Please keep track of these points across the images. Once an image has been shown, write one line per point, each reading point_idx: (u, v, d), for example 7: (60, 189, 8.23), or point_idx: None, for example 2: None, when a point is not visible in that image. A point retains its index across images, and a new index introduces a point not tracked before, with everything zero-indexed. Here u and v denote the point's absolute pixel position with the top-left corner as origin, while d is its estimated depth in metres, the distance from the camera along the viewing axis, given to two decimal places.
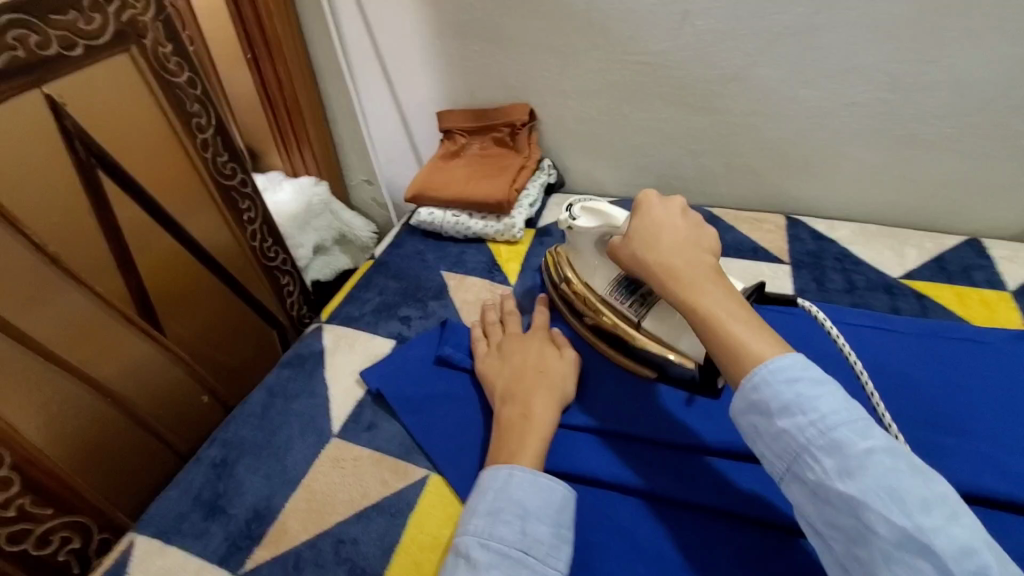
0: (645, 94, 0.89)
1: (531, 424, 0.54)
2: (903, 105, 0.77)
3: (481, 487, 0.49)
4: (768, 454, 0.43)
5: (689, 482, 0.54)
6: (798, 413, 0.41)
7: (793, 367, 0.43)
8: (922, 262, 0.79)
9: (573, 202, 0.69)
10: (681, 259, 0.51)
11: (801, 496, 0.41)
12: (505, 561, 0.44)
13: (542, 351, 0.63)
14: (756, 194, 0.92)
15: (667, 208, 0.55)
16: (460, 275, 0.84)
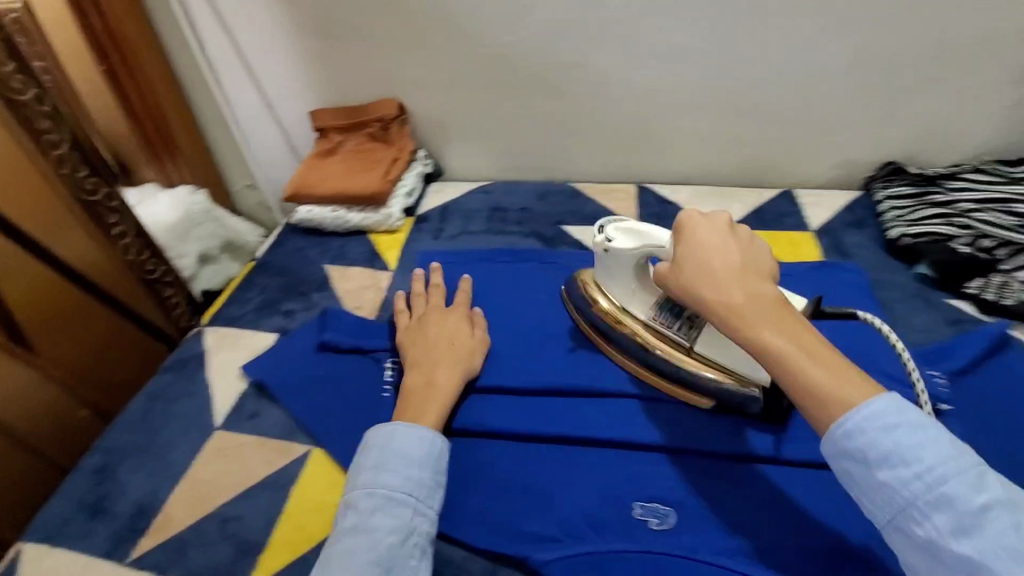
0: (501, 83, 0.96)
1: (434, 390, 0.61)
2: (712, 80, 0.89)
3: (372, 441, 0.55)
4: (866, 504, 0.42)
5: (539, 418, 0.63)
6: (901, 464, 0.40)
7: (889, 414, 0.41)
8: (744, 215, 0.92)
9: (603, 222, 0.65)
10: (744, 294, 0.47)
11: (908, 551, 0.40)
12: (386, 502, 0.51)
13: (459, 330, 0.68)
14: (612, 168, 1.02)
15: (712, 227, 0.52)
16: (342, 267, 0.88)
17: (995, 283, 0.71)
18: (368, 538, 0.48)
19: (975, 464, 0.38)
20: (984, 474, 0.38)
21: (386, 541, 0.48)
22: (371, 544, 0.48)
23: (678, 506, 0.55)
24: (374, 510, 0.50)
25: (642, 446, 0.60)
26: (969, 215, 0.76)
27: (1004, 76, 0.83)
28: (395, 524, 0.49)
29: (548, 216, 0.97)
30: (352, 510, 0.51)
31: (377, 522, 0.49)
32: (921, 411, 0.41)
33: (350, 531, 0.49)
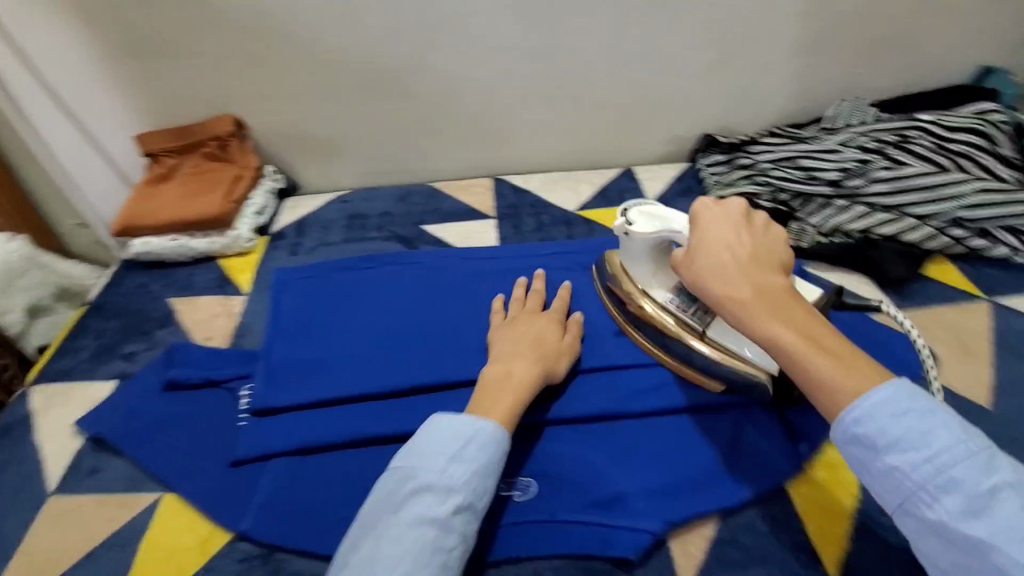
0: (344, 90, 0.95)
1: (511, 379, 0.57)
2: (544, 73, 0.95)
3: (465, 430, 0.51)
4: (874, 487, 0.43)
5: (381, 419, 0.62)
6: (910, 450, 0.40)
7: (895, 400, 0.41)
8: (591, 195, 0.99)
9: (625, 205, 0.63)
10: (753, 287, 0.48)
11: (915, 532, 0.41)
12: (469, 509, 0.48)
13: (548, 329, 0.65)
14: (467, 163, 1.05)
15: (722, 216, 0.54)
16: (190, 298, 0.83)
17: (794, 229, 0.82)
18: (442, 541, 0.46)
19: (984, 447, 0.39)
20: (993, 456, 0.39)
21: (454, 552, 0.46)
22: (443, 548, 0.45)
23: (539, 477, 0.57)
24: (458, 514, 0.47)
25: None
26: (768, 174, 0.86)
27: (784, 49, 0.97)
28: (464, 536, 0.47)
29: (408, 217, 0.97)
30: (432, 500, 0.47)
31: (452, 520, 0.47)
32: (928, 394, 0.42)
33: (427, 525, 0.46)
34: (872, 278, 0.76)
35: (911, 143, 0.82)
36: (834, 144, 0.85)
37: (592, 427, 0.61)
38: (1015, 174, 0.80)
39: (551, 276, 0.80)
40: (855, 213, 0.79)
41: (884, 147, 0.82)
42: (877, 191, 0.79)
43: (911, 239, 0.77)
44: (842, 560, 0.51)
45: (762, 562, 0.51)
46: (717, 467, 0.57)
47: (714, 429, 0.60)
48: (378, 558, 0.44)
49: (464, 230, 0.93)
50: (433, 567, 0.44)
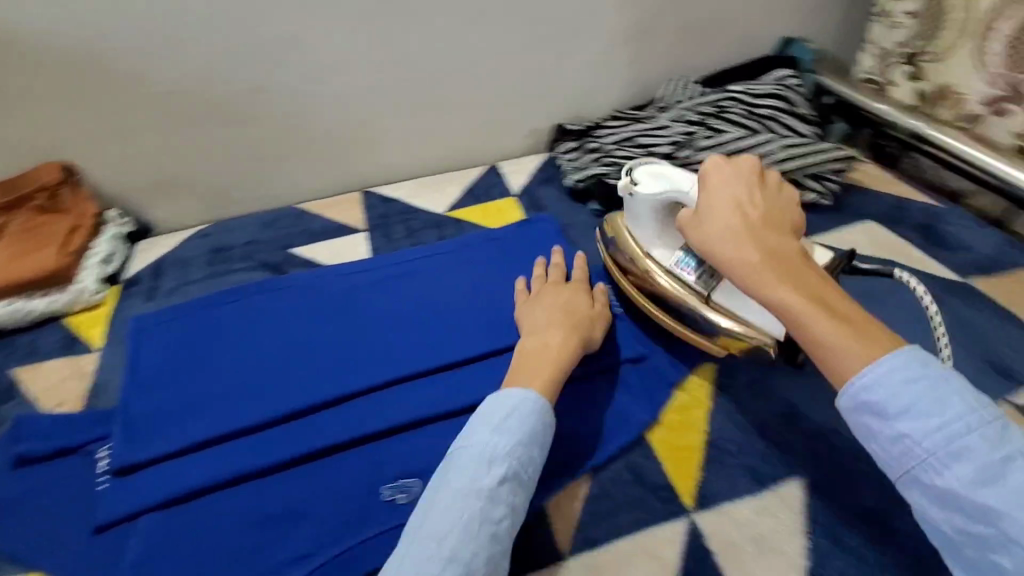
0: (185, 121, 0.91)
1: (546, 348, 0.61)
2: (393, 81, 0.96)
3: (507, 405, 0.54)
4: (882, 456, 0.45)
5: (257, 451, 0.61)
6: (921, 419, 0.43)
7: (908, 369, 0.44)
8: (459, 195, 1.01)
9: (633, 165, 0.68)
10: (761, 250, 0.53)
11: (923, 499, 0.43)
12: (516, 479, 0.50)
13: (579, 296, 0.69)
14: (332, 180, 1.04)
15: (731, 183, 0.59)
16: (34, 364, 0.76)
17: None
18: (489, 510, 0.48)
19: (997, 417, 0.42)
20: (1005, 427, 0.42)
21: (502, 523, 0.48)
22: (490, 519, 0.48)
23: (424, 475, 0.59)
24: (505, 485, 0.49)
25: (381, 435, 0.63)
26: (613, 154, 0.94)
27: (615, 38, 1.05)
28: (513, 507, 0.49)
29: (275, 242, 0.94)
30: (479, 471, 0.50)
31: (500, 491, 0.49)
32: (945, 368, 0.45)
33: (473, 497, 0.48)
34: None
35: (727, 112, 0.92)
36: (665, 120, 0.94)
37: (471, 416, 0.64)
38: (812, 129, 0.93)
39: (422, 279, 0.81)
40: None
41: (705, 118, 0.92)
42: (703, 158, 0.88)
43: None
44: (695, 489, 0.55)
45: (629, 507, 0.54)
46: (586, 430, 0.60)
47: (582, 395, 0.63)
48: (426, 532, 0.47)
49: (333, 247, 0.92)
50: (481, 537, 0.47)
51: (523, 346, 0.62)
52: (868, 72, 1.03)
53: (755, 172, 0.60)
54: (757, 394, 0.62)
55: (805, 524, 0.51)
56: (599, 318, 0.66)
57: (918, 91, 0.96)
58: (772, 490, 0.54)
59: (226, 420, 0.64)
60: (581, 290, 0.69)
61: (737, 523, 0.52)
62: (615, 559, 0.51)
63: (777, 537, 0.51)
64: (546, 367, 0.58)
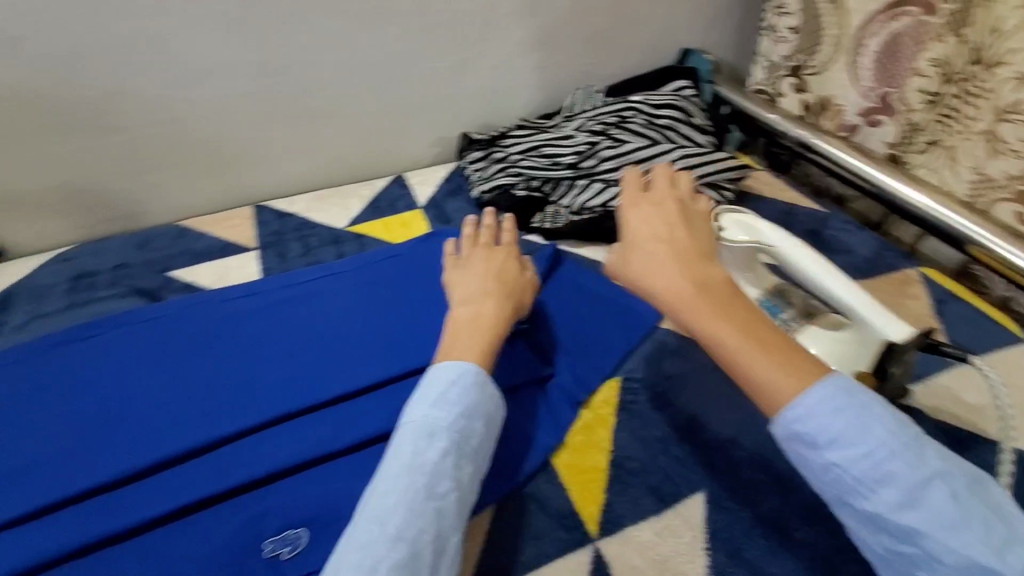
0: (31, 131, 0.79)
1: (479, 319, 0.61)
2: (283, 87, 0.89)
3: (447, 376, 0.55)
4: (818, 480, 0.48)
5: (119, 508, 0.55)
6: (848, 448, 0.45)
7: (835, 399, 0.46)
8: (362, 208, 0.96)
9: (715, 209, 0.67)
10: (692, 283, 0.53)
11: (856, 521, 0.46)
12: (459, 451, 0.51)
13: (517, 268, 0.69)
14: (220, 195, 0.95)
15: (646, 219, 0.61)
16: None
17: (549, 213, 0.88)
18: (433, 484, 0.48)
19: (915, 441, 0.45)
20: (922, 449, 0.45)
21: (448, 494, 0.49)
22: (436, 492, 0.48)
23: (311, 524, 0.54)
24: (448, 456, 0.50)
25: (255, 484, 0.57)
26: (518, 164, 0.91)
27: (520, 47, 1.03)
28: (461, 477, 0.50)
29: (150, 265, 0.85)
30: (421, 448, 0.50)
31: (442, 464, 0.49)
32: (870, 396, 0.47)
33: (416, 472, 0.49)
34: (617, 246, 0.85)
35: (629, 122, 0.93)
36: (570, 129, 0.93)
37: (362, 453, 0.59)
38: (708, 139, 0.96)
39: (319, 302, 0.75)
40: (593, 191, 0.87)
41: (608, 128, 0.92)
42: (607, 168, 0.88)
43: None
44: (599, 514, 0.54)
45: (533, 540, 0.52)
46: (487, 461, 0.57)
47: None
48: (367, 518, 0.47)
49: (220, 268, 0.84)
50: (427, 511, 0.47)
51: (456, 316, 0.62)
52: (759, 84, 1.08)
53: (677, 202, 0.63)
54: (663, 408, 0.62)
55: (703, 540, 0.52)
56: (526, 290, 0.67)
57: (803, 102, 1.02)
58: (672, 508, 0.54)
59: (58, 489, 0.56)
60: (511, 263, 0.69)
61: (640, 547, 0.52)
62: None
63: (678, 557, 0.51)
64: (479, 340, 0.58)
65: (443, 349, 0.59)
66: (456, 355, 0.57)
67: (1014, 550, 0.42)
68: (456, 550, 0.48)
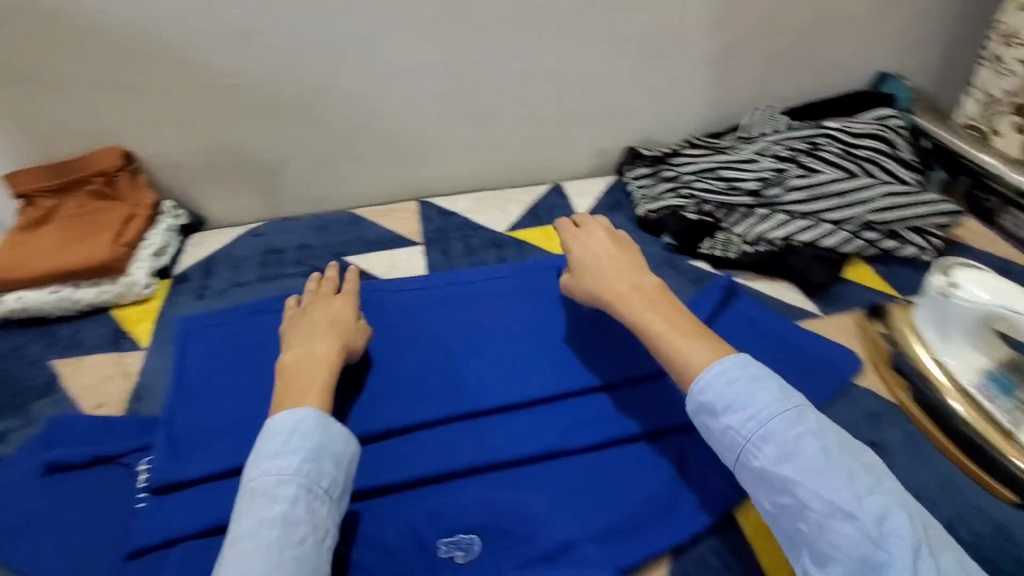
0: (247, 115, 0.88)
1: (311, 360, 0.59)
2: (465, 89, 0.92)
3: (286, 425, 0.52)
4: (723, 450, 0.55)
5: None
6: (737, 412, 0.53)
7: (729, 370, 0.55)
8: (521, 213, 0.97)
9: (949, 262, 0.63)
10: (626, 285, 0.65)
11: (751, 480, 0.53)
12: (309, 492, 0.49)
13: (332, 317, 0.65)
14: (390, 188, 1.00)
15: (589, 243, 0.70)
16: (75, 358, 0.72)
17: (721, 240, 0.82)
18: (289, 533, 0.47)
19: (794, 404, 0.53)
20: (801, 413, 0.53)
21: (307, 541, 0.47)
22: (293, 541, 0.46)
23: (484, 530, 0.53)
24: (300, 501, 0.48)
25: (429, 479, 0.57)
26: (691, 186, 0.86)
27: (697, 62, 0.99)
28: (316, 519, 0.48)
29: (328, 248, 0.91)
30: (265, 504, 0.48)
31: (297, 511, 0.48)
32: (761, 369, 0.55)
33: (273, 524, 0.47)
34: (798, 284, 0.79)
35: (820, 150, 0.87)
36: (751, 153, 0.87)
37: (531, 467, 0.58)
38: (913, 176, 0.88)
39: (487, 304, 0.75)
40: (776, 222, 0.81)
41: (798, 155, 0.86)
42: (795, 199, 0.83)
43: (828, 243, 0.81)
44: None
45: None
46: (660, 502, 0.56)
47: (659, 462, 0.59)
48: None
49: (390, 259, 0.88)
50: (284, 561, 0.45)
51: (283, 362, 0.59)
52: (970, 118, 0.96)
53: (607, 229, 0.72)
54: None
55: None
56: (355, 333, 0.65)
57: None
58: None
59: (250, 451, 0.59)
60: (341, 313, 0.66)
61: None
62: None
63: None
64: (316, 379, 0.57)
65: (277, 399, 0.56)
66: (299, 397, 0.55)
67: (878, 498, 0.48)
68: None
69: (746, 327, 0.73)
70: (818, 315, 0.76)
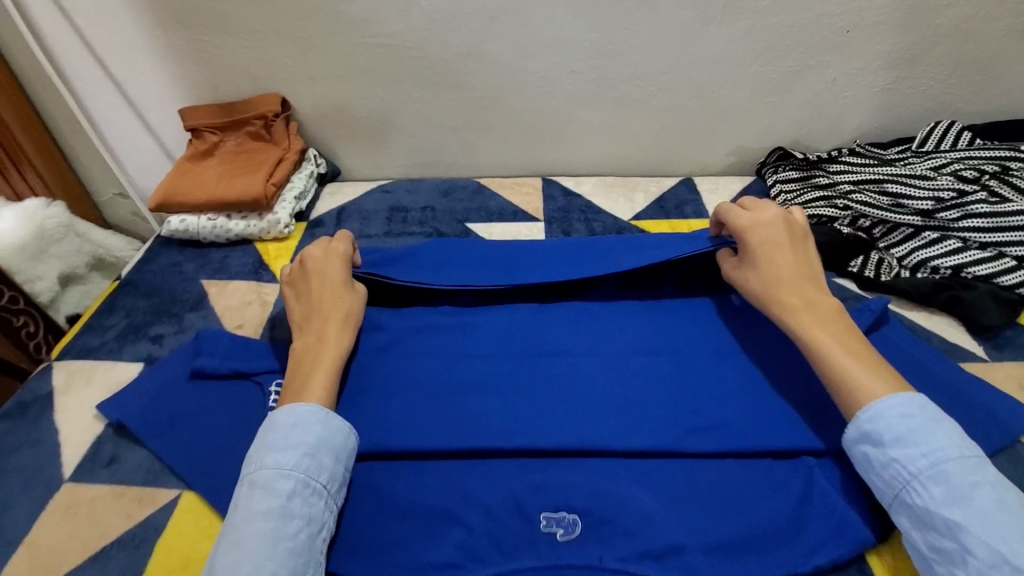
0: (392, 74, 0.90)
1: (320, 347, 0.57)
2: (609, 69, 0.89)
3: (287, 419, 0.51)
4: (874, 484, 0.48)
5: (422, 427, 0.58)
6: (911, 445, 0.46)
7: (907, 405, 0.48)
8: (647, 203, 0.93)
9: None
10: (800, 299, 0.57)
11: (908, 520, 0.46)
12: (308, 489, 0.48)
13: (329, 287, 0.62)
14: (517, 161, 1.01)
15: (770, 235, 0.61)
16: (223, 282, 0.79)
17: (874, 260, 0.75)
18: (283, 527, 0.45)
19: (976, 454, 0.45)
20: (982, 463, 0.45)
21: (301, 535, 0.46)
22: (286, 535, 0.45)
23: (585, 514, 0.51)
24: (297, 497, 0.47)
25: (535, 451, 0.56)
26: (849, 196, 0.79)
27: (871, 63, 0.89)
28: (312, 514, 0.47)
29: (452, 213, 0.92)
30: (261, 496, 0.47)
31: (294, 506, 0.46)
32: (938, 408, 0.48)
33: (267, 517, 0.45)
34: (962, 322, 0.69)
35: (1011, 174, 0.76)
36: (925, 169, 0.79)
37: (642, 462, 0.55)
38: None
39: (607, 329, 0.67)
40: (943, 248, 0.73)
41: (983, 178, 0.76)
42: (973, 226, 0.73)
43: (1007, 281, 0.70)
44: None
45: None
46: (785, 526, 0.49)
47: (785, 486, 0.52)
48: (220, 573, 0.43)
49: (510, 232, 0.88)
50: (279, 555, 0.44)
51: (295, 348, 0.58)
52: None
53: (784, 212, 0.63)
54: None
55: None
56: (354, 301, 0.63)
57: None
58: None
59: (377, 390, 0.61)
60: (333, 280, 0.63)
61: None
62: None
63: None
64: (320, 368, 0.55)
65: (285, 385, 0.55)
66: (300, 392, 0.53)
67: None
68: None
69: (903, 356, 0.64)
70: (985, 358, 0.66)
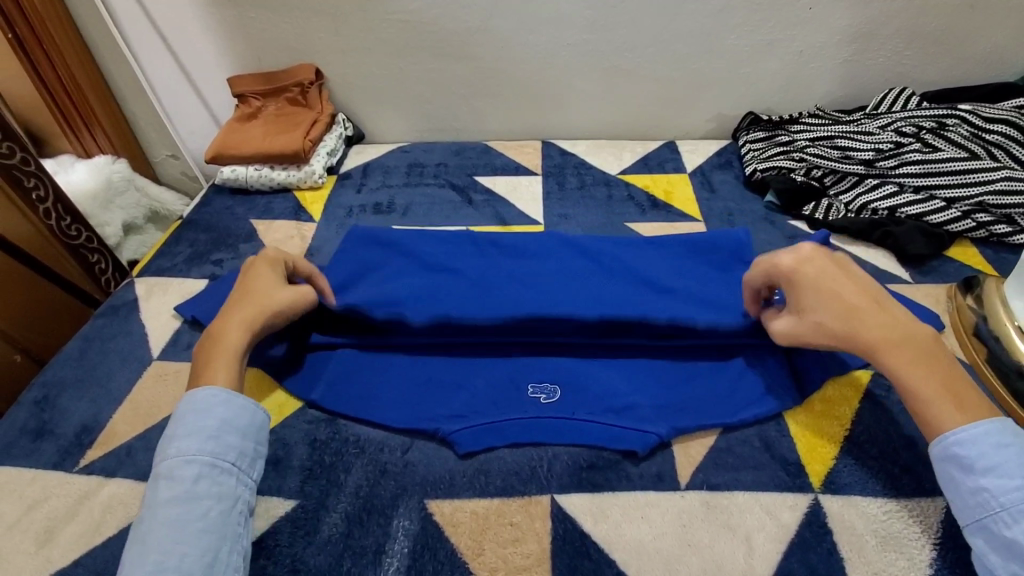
0: (412, 47, 1.04)
1: (218, 343, 0.58)
2: (601, 43, 1.02)
3: (192, 408, 0.54)
4: (957, 506, 0.49)
5: None
6: (1004, 476, 0.46)
7: (1002, 434, 0.48)
8: (633, 160, 1.06)
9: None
10: (886, 335, 0.53)
11: (989, 544, 0.46)
12: (214, 471, 0.51)
13: (250, 287, 0.62)
14: (520, 126, 1.14)
15: (824, 271, 0.58)
16: (268, 221, 0.94)
17: (823, 205, 0.87)
18: (194, 508, 0.48)
19: None
20: None
21: (211, 513, 0.49)
22: (196, 515, 0.48)
23: (564, 385, 0.64)
24: (203, 479, 0.50)
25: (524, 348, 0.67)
26: (804, 150, 0.92)
27: (834, 37, 1.01)
28: (222, 492, 0.50)
29: (462, 168, 1.06)
30: (167, 484, 0.49)
31: (201, 488, 0.50)
32: None
33: (176, 502, 0.48)
34: (893, 253, 0.82)
35: (946, 130, 0.88)
36: (873, 127, 0.91)
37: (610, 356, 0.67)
38: None
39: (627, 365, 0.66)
40: (882, 192, 0.85)
41: (920, 133, 0.88)
42: (908, 173, 0.86)
43: (935, 220, 0.82)
44: (824, 473, 0.57)
45: (753, 468, 0.57)
46: (720, 392, 0.63)
47: (720, 371, 0.64)
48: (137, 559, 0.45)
49: (512, 183, 1.02)
50: (190, 535, 0.47)
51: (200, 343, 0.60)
52: None
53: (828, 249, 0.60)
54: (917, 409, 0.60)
55: (933, 537, 0.52)
56: (276, 299, 0.62)
57: None
58: (909, 499, 0.54)
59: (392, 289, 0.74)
60: (258, 281, 0.63)
61: (865, 515, 0.54)
62: (735, 506, 0.55)
63: (905, 539, 0.52)
64: (215, 364, 0.57)
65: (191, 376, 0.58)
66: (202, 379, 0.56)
67: None
68: (243, 552, 0.50)
69: None
70: (908, 280, 0.79)
